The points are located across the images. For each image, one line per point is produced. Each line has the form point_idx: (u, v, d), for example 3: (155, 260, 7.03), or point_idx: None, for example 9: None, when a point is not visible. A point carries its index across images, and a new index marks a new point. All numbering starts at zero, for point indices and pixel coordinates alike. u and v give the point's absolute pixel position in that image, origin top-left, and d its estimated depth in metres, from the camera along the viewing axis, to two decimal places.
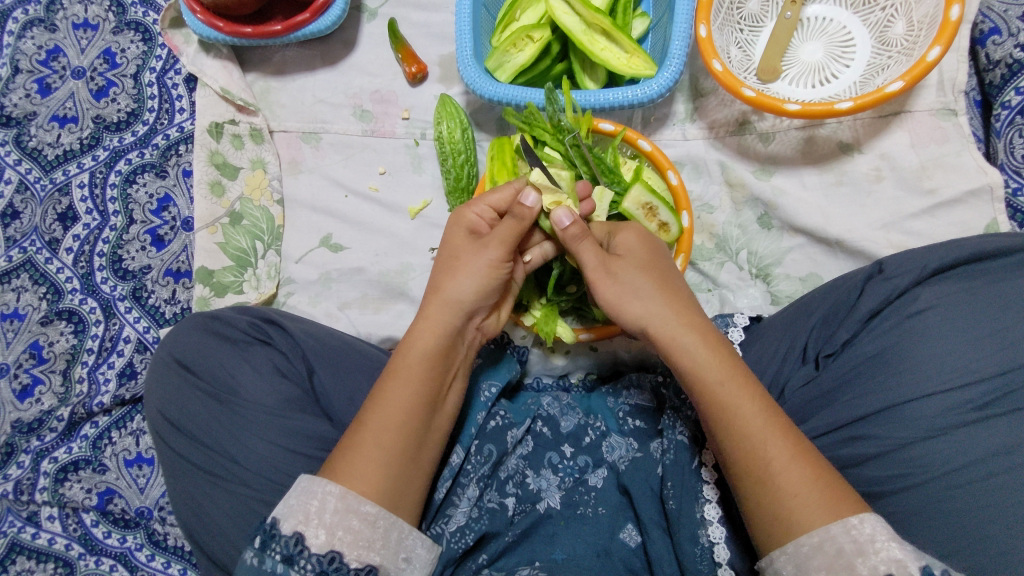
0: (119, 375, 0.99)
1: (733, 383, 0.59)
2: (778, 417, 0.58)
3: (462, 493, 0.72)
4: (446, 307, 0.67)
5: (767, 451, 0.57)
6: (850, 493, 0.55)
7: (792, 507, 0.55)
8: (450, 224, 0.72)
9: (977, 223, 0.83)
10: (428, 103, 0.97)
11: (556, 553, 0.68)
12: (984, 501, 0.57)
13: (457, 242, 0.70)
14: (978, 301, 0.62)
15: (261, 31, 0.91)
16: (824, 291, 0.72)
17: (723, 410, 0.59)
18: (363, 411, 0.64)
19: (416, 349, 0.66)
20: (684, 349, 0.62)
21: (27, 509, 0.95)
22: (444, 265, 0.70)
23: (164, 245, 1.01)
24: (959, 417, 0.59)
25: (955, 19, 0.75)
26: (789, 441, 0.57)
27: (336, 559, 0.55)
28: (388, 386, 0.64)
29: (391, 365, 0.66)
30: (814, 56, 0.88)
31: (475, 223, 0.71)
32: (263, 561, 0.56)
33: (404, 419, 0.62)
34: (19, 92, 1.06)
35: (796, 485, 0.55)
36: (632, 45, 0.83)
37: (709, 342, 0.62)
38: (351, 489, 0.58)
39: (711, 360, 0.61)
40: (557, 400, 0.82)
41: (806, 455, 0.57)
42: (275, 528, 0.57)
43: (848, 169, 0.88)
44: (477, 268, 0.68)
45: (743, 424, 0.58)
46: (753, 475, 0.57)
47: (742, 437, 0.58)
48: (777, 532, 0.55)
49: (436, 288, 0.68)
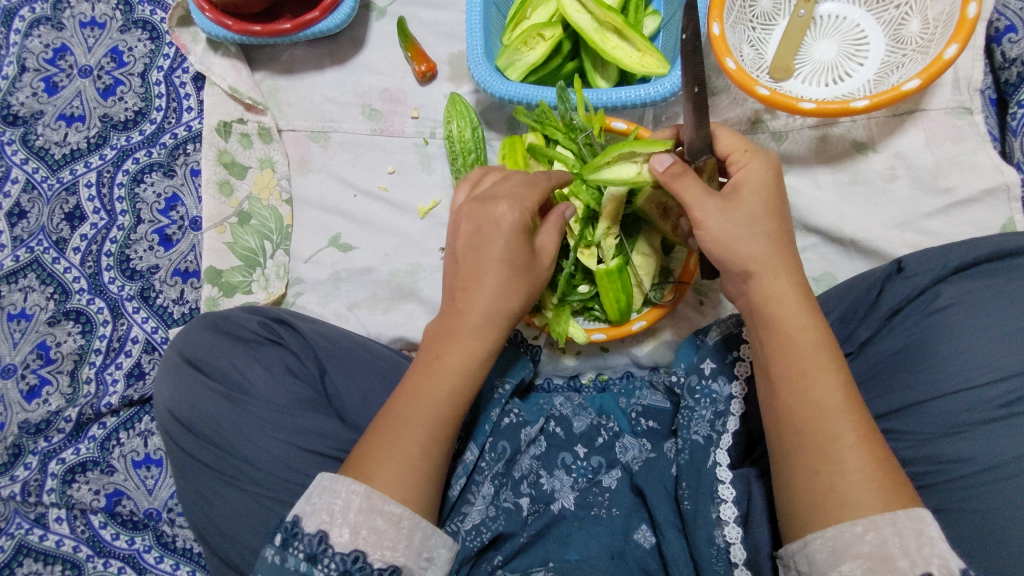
0: (127, 375, 0.98)
1: (842, 394, 0.56)
2: (855, 398, 0.57)
3: (477, 491, 0.71)
4: (493, 320, 0.64)
5: (833, 425, 0.56)
6: (905, 488, 0.54)
7: (850, 480, 0.54)
8: (484, 222, 0.64)
9: (993, 222, 0.83)
10: (437, 102, 0.96)
11: (569, 554, 0.67)
12: (1008, 501, 0.56)
13: (499, 242, 0.63)
14: (1002, 298, 0.61)
15: (271, 30, 0.90)
16: (839, 291, 0.71)
17: (818, 417, 0.56)
18: (401, 407, 0.62)
19: (464, 359, 0.63)
20: (774, 297, 0.59)
21: (35, 510, 0.95)
22: (485, 271, 0.63)
23: (172, 245, 1.01)
24: (982, 414, 0.58)
25: (972, 16, 0.75)
26: (857, 420, 0.56)
27: (360, 558, 0.55)
28: (435, 391, 0.62)
29: (433, 365, 0.63)
30: (827, 54, 0.88)
31: (519, 223, 0.63)
32: (284, 559, 0.56)
33: (449, 428, 0.62)
34: (26, 91, 1.05)
35: (859, 460, 0.54)
36: (644, 43, 0.82)
37: (824, 333, 0.59)
38: (375, 488, 0.58)
39: (802, 322, 0.59)
40: (569, 400, 0.82)
41: (871, 435, 0.56)
42: (297, 526, 0.56)
43: (861, 169, 0.87)
44: (527, 286, 0.65)
45: (820, 400, 0.56)
46: (821, 447, 0.55)
47: (813, 400, 0.56)
48: (829, 507, 0.54)
49: (476, 299, 0.63)
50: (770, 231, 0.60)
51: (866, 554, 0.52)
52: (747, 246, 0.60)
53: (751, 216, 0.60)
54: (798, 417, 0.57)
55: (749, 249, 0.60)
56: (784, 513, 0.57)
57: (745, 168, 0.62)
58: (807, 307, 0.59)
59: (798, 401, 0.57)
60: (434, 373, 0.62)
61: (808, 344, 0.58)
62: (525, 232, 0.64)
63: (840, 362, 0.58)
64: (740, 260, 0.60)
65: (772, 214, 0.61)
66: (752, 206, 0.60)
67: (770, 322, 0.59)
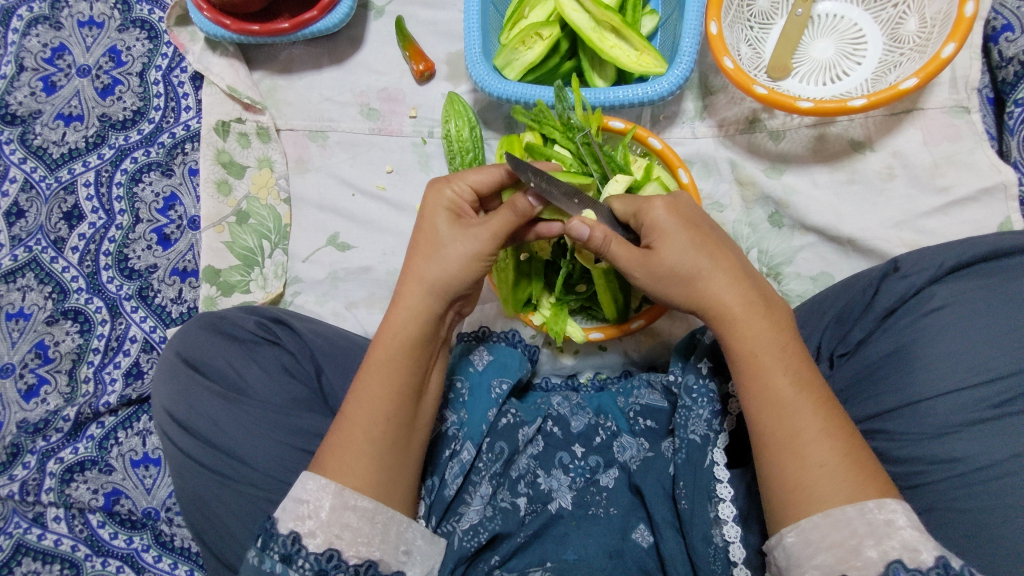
0: (126, 374, 0.98)
1: (799, 385, 0.57)
2: (813, 387, 0.57)
3: (473, 492, 0.72)
4: (430, 294, 0.65)
5: (796, 418, 0.56)
6: (880, 474, 0.54)
7: (817, 475, 0.54)
8: (425, 202, 0.68)
9: (990, 221, 0.83)
10: (435, 101, 0.96)
11: (567, 554, 0.67)
12: (1002, 500, 0.56)
13: (437, 223, 0.66)
14: (996, 298, 0.61)
15: (268, 29, 0.90)
16: (836, 291, 0.72)
17: (779, 413, 0.57)
18: (345, 406, 0.62)
19: (401, 346, 0.63)
20: (721, 303, 0.61)
21: (33, 510, 0.95)
22: (422, 248, 0.66)
23: (170, 244, 1.01)
24: (974, 414, 0.58)
25: (969, 15, 0.75)
26: (821, 411, 0.56)
27: (335, 556, 0.55)
28: (374, 380, 0.62)
29: (370, 359, 0.64)
30: (825, 53, 0.88)
31: (454, 204, 0.67)
32: (262, 560, 0.56)
33: (397, 417, 0.61)
34: (24, 90, 1.05)
35: (823, 454, 0.54)
36: (643, 42, 0.83)
37: (777, 328, 0.60)
38: (345, 484, 0.58)
39: (747, 327, 0.60)
40: (567, 399, 0.81)
41: (836, 426, 0.56)
42: (274, 528, 0.57)
43: (859, 167, 0.87)
44: (459, 258, 0.64)
45: (777, 395, 0.57)
46: (781, 444, 0.56)
47: (766, 400, 0.57)
48: (796, 501, 0.54)
49: (416, 272, 0.65)
50: (697, 236, 0.62)
51: (837, 544, 0.52)
52: (673, 254, 0.61)
53: (684, 231, 0.62)
54: (758, 416, 0.58)
55: (692, 265, 0.61)
56: (767, 507, 0.57)
57: (647, 217, 0.63)
58: (756, 313, 0.60)
59: (757, 404, 0.58)
60: (376, 362, 0.63)
61: (758, 347, 0.59)
62: (455, 214, 0.67)
63: (798, 357, 0.59)
64: (683, 274, 0.62)
65: (691, 231, 0.62)
66: (673, 231, 0.62)
67: (724, 332, 0.61)
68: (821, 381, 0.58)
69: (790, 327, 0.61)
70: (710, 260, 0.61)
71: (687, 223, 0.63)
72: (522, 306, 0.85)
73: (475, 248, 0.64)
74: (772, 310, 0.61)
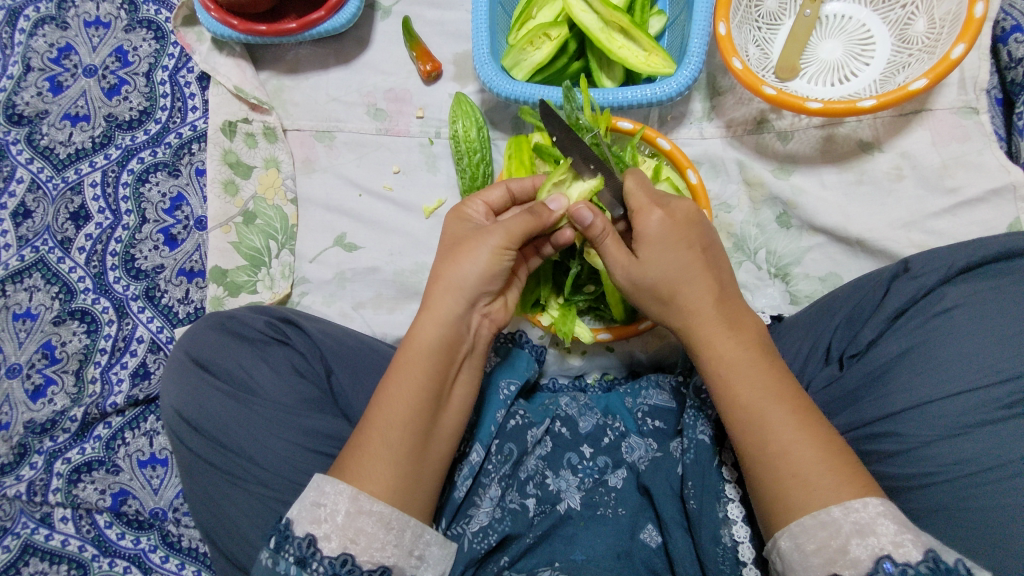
0: (132, 375, 0.98)
1: (778, 398, 0.57)
2: (798, 399, 0.57)
3: (483, 493, 0.71)
4: (450, 296, 0.65)
5: (777, 429, 0.56)
6: (863, 477, 0.54)
7: (788, 486, 0.54)
8: (446, 221, 0.71)
9: (1000, 222, 0.83)
10: (442, 102, 0.96)
11: (575, 554, 0.67)
12: (1014, 501, 0.56)
13: (459, 233, 0.69)
14: (1008, 300, 0.62)
15: (275, 29, 0.90)
16: (846, 292, 0.72)
17: (763, 424, 0.56)
18: (368, 410, 0.63)
19: (421, 348, 0.64)
20: (704, 318, 0.62)
21: (41, 510, 0.95)
22: (444, 256, 0.68)
23: (178, 244, 1.01)
24: (985, 415, 0.58)
25: (979, 16, 0.75)
26: (796, 421, 0.56)
27: (348, 561, 0.54)
28: (394, 381, 0.63)
29: (397, 360, 0.64)
30: (833, 54, 0.88)
31: (474, 218, 0.70)
32: (276, 562, 0.56)
33: (408, 418, 0.61)
34: (31, 90, 1.05)
35: (796, 464, 0.54)
36: (651, 42, 0.83)
37: (757, 347, 0.60)
38: (363, 489, 0.58)
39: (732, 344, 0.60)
40: (575, 400, 0.82)
41: (813, 433, 0.55)
42: (288, 529, 0.57)
43: (868, 168, 0.87)
44: (478, 258, 0.65)
45: (755, 410, 0.57)
46: (756, 456, 0.56)
47: (738, 411, 0.58)
48: (774, 512, 0.55)
49: (439, 277, 0.66)
50: (689, 252, 0.63)
51: (825, 545, 0.52)
52: (666, 265, 0.62)
53: (671, 246, 0.62)
54: (734, 428, 0.59)
55: (677, 280, 0.63)
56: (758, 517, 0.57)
57: (637, 227, 0.63)
58: (741, 332, 0.61)
59: (737, 416, 0.58)
60: (400, 364, 0.64)
61: (746, 360, 0.59)
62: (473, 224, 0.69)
63: (774, 370, 0.59)
64: (676, 288, 0.63)
65: (685, 245, 0.63)
66: (663, 244, 0.62)
67: (709, 347, 0.61)
68: (804, 396, 0.58)
69: (766, 345, 0.61)
70: (696, 275, 0.63)
71: (678, 233, 0.63)
72: (529, 306, 0.85)
73: (492, 245, 0.65)
74: (744, 327, 0.61)
